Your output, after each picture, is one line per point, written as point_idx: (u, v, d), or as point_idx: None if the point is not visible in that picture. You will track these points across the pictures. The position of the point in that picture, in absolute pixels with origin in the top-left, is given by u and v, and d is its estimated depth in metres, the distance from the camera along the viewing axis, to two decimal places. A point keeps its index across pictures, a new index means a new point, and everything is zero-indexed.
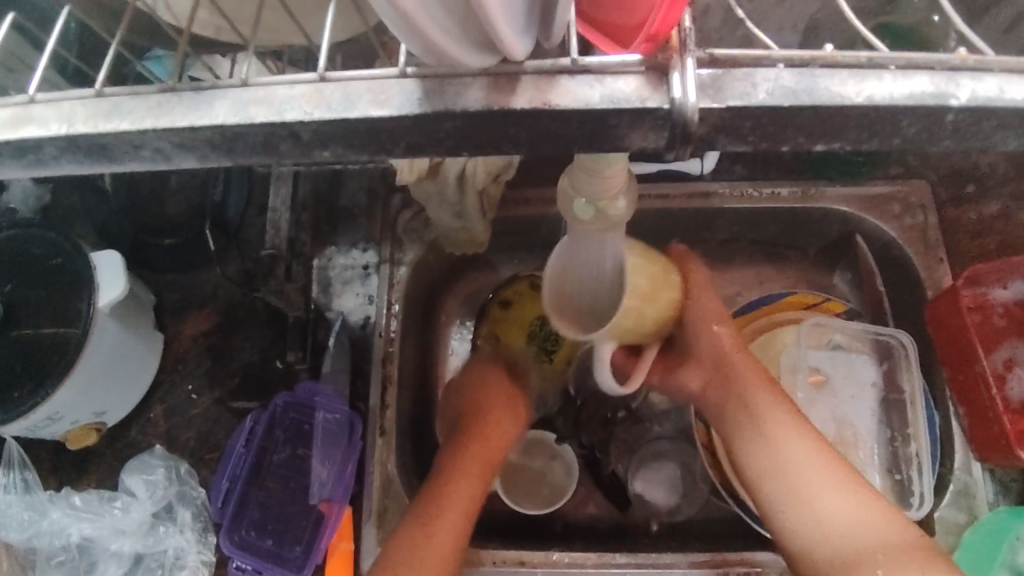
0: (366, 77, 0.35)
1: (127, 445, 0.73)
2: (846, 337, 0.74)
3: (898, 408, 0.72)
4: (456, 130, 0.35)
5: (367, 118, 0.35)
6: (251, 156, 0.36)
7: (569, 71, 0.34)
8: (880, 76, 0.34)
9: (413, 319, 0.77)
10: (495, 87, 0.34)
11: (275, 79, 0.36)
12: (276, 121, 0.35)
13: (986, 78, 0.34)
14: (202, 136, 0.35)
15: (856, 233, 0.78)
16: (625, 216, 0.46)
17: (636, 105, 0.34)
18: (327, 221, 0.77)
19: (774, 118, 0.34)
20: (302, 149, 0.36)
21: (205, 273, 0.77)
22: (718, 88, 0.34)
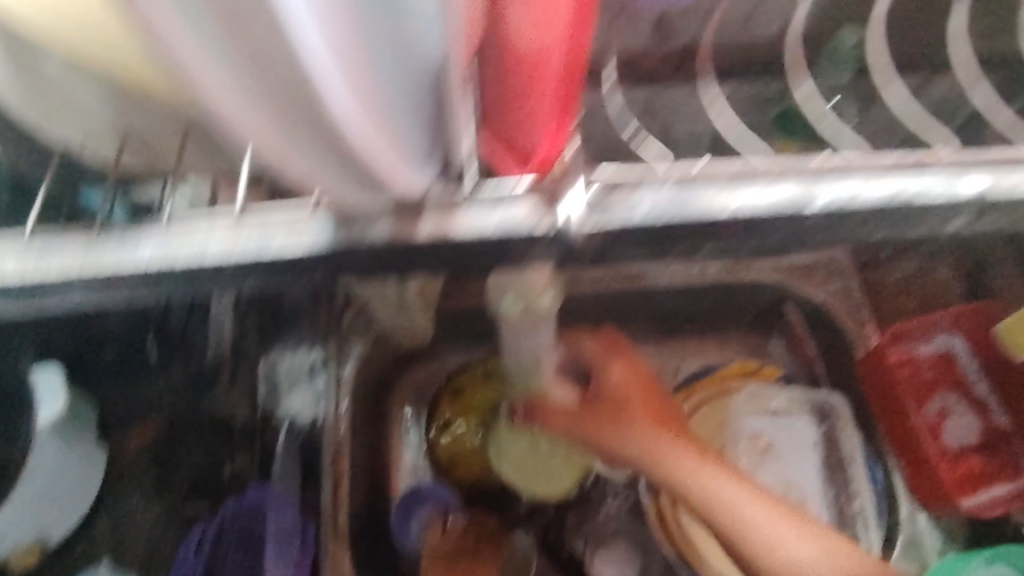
0: (276, 216, 0.43)
1: (72, 564, 0.70)
2: (784, 402, 0.79)
3: (839, 468, 0.76)
4: (365, 258, 0.43)
5: (276, 253, 0.42)
6: (178, 288, 0.44)
7: (466, 203, 0.43)
8: (749, 187, 0.43)
9: (364, 416, 0.78)
10: (400, 219, 0.42)
11: (193, 221, 0.44)
12: (198, 258, 0.43)
13: (841, 182, 0.43)
14: (132, 274, 0.43)
15: (785, 301, 0.81)
16: (551, 309, 0.51)
17: (526, 231, 0.42)
18: (274, 324, 0.71)
19: (661, 229, 0.43)
20: (224, 277, 0.43)
21: (145, 387, 0.71)
22: (608, 208, 0.42)
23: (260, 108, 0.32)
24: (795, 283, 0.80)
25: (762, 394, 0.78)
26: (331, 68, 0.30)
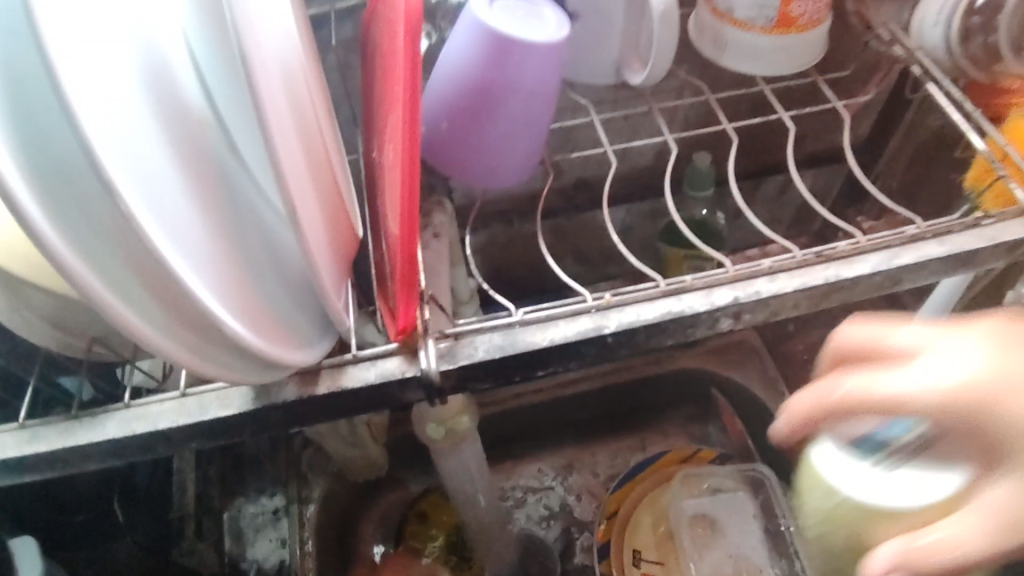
0: (216, 387, 0.44)
1: None
2: (719, 482, 0.83)
3: (779, 536, 0.81)
4: (284, 417, 0.44)
5: (217, 418, 0.43)
6: (138, 456, 0.44)
7: (353, 360, 0.45)
8: (557, 323, 0.46)
9: (331, 550, 0.80)
10: (303, 382, 0.44)
11: (149, 399, 0.44)
12: (151, 430, 0.43)
13: (654, 303, 0.46)
14: (98, 450, 0.42)
15: (712, 387, 0.90)
16: (471, 430, 0.56)
17: (399, 376, 0.44)
18: (236, 470, 0.82)
19: (510, 360, 0.44)
20: (176, 446, 0.44)
21: (114, 544, 0.69)
22: (452, 353, 0.44)
23: (170, 332, 0.37)
24: (715, 368, 0.89)
25: (697, 476, 0.83)
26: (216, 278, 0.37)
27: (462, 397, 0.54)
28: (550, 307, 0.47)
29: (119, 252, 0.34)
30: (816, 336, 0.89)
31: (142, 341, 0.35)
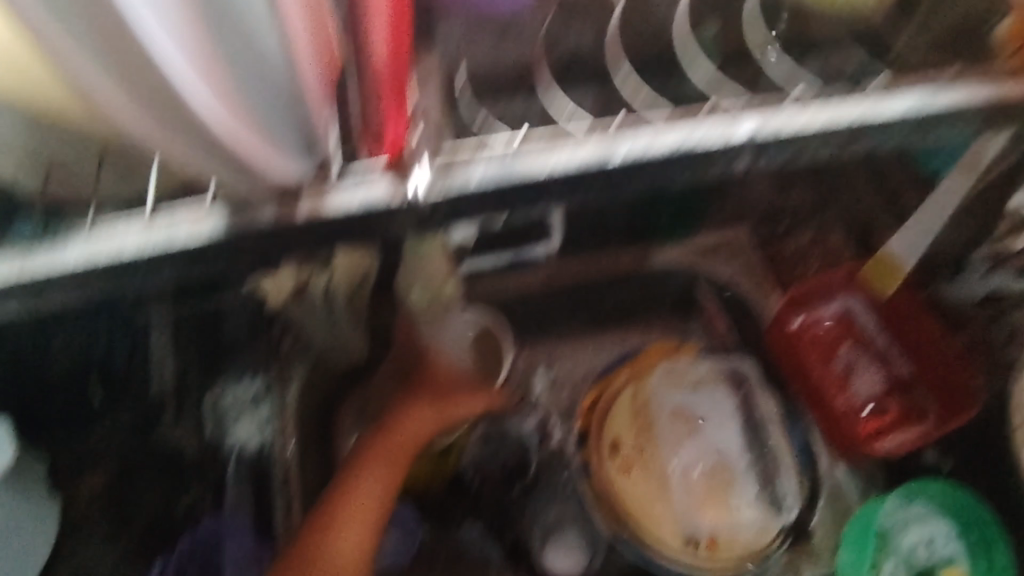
0: (180, 205, 0.44)
1: None
2: (699, 377, 0.82)
3: (759, 429, 0.80)
4: (257, 239, 0.44)
5: (185, 240, 0.44)
6: (102, 277, 0.44)
7: (336, 183, 0.45)
8: (561, 151, 0.47)
9: (309, 434, 0.81)
10: (282, 203, 0.44)
11: (111, 217, 0.44)
12: (126, 253, 0.43)
13: (664, 133, 0.47)
14: (69, 279, 0.44)
15: (698, 281, 0.88)
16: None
17: (385, 205, 0.45)
18: (213, 356, 0.78)
19: (499, 191, 0.46)
20: (144, 274, 0.44)
21: (98, 430, 0.76)
22: (446, 179, 0.45)
23: (137, 102, 0.34)
24: (701, 266, 0.88)
25: (677, 370, 0.82)
26: (194, 74, 0.33)
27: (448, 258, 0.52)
28: (547, 134, 0.48)
29: (95, 25, 0.30)
30: None
31: (98, 97, 0.33)
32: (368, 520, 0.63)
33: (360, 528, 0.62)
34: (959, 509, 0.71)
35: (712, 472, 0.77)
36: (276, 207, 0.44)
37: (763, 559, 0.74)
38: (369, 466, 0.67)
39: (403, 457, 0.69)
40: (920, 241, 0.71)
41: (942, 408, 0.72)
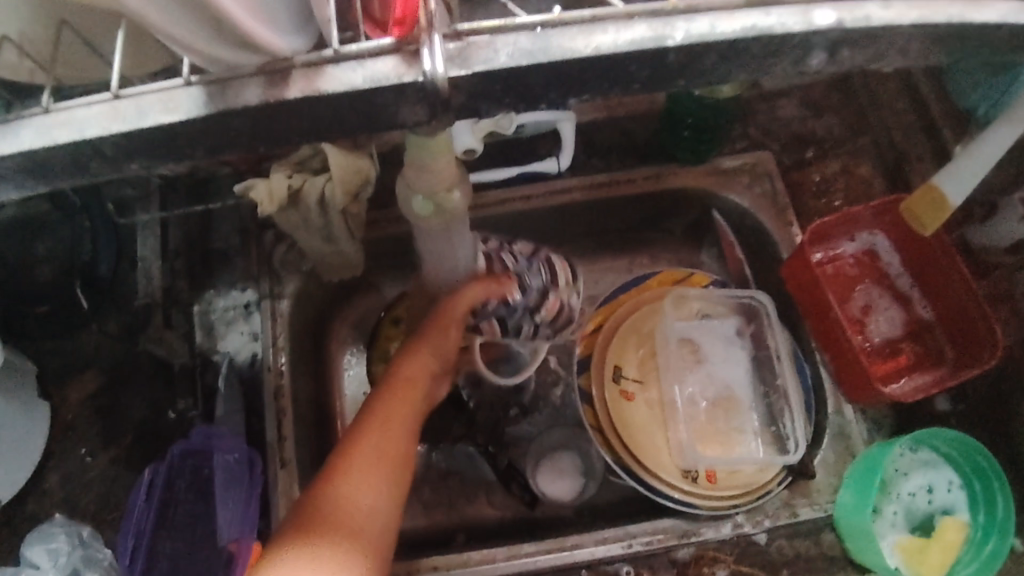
0: (154, 89, 0.35)
1: (26, 519, 0.70)
2: (709, 305, 0.79)
3: (767, 364, 0.77)
4: (245, 126, 0.35)
5: (159, 126, 0.34)
6: (68, 176, 0.36)
7: (333, 60, 0.35)
8: (605, 28, 0.35)
9: (302, 349, 0.78)
10: (270, 84, 0.35)
11: (73, 102, 0.35)
12: (77, 140, 0.34)
13: (737, 14, 0.36)
14: (14, 164, 0.35)
15: (712, 209, 0.83)
16: (461, 207, 0.51)
17: (393, 81, 0.34)
18: (203, 264, 0.77)
19: (519, 77, 0.35)
20: (111, 164, 0.36)
21: (83, 335, 0.76)
22: (464, 57, 0.34)
23: None
24: (721, 189, 0.81)
25: (686, 298, 0.78)
26: None
27: (456, 164, 0.48)
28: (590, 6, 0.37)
29: None
30: (834, 165, 0.83)
31: None
32: (383, 481, 0.57)
33: (374, 483, 0.57)
34: (966, 453, 0.69)
35: (717, 405, 0.76)
36: (262, 90, 0.34)
37: (762, 493, 0.71)
38: (382, 419, 0.61)
39: (410, 409, 0.64)
40: (969, 175, 0.64)
41: (958, 354, 0.72)
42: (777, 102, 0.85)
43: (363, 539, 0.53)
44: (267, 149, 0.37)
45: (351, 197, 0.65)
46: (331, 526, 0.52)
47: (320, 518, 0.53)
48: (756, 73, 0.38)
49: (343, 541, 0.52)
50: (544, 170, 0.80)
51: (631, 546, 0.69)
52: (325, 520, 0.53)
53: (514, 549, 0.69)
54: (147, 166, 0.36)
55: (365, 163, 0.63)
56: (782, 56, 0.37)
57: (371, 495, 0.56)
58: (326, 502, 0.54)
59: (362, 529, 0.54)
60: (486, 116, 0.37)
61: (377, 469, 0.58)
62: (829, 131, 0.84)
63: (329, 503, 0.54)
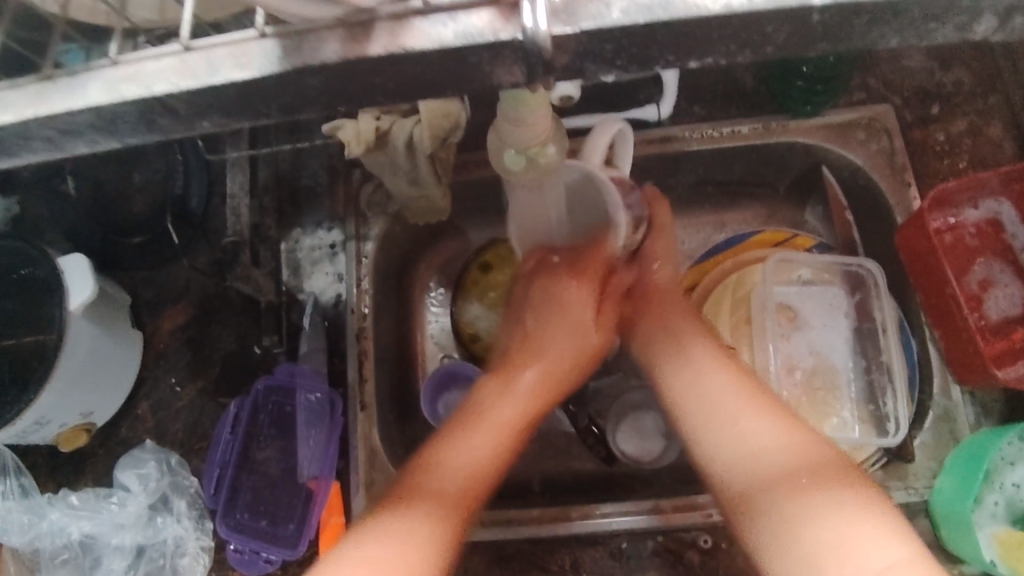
0: (225, 41, 0.33)
1: (119, 442, 0.75)
2: (813, 271, 0.76)
3: (871, 337, 0.74)
4: (322, 84, 0.33)
5: (231, 83, 0.33)
6: (137, 134, 0.35)
7: (422, 11, 0.32)
8: None
9: (386, 292, 0.77)
10: (351, 38, 0.32)
11: (141, 54, 0.34)
12: (147, 95, 0.33)
13: None
14: (83, 120, 0.34)
15: (822, 165, 0.78)
16: (556, 161, 0.49)
17: (488, 38, 0.31)
18: (292, 201, 0.78)
19: (633, 37, 0.32)
20: (183, 122, 0.35)
21: (176, 269, 0.78)
22: (571, 12, 0.31)
23: None
24: (830, 145, 0.75)
25: (789, 263, 0.76)
26: None
27: (551, 119, 0.44)
28: None
29: None
30: (961, 125, 0.77)
31: None
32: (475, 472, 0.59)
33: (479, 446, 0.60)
34: None
35: (814, 376, 0.73)
36: (342, 44, 0.32)
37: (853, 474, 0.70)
38: (487, 419, 0.62)
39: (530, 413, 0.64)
40: None
41: None
42: (903, 51, 0.78)
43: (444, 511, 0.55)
44: (347, 108, 0.35)
45: (439, 142, 0.62)
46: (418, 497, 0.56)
47: (415, 483, 0.57)
48: (916, 38, 0.34)
49: (419, 509, 0.55)
50: (642, 117, 0.76)
51: (710, 517, 0.66)
52: (411, 492, 0.56)
53: (588, 508, 0.67)
54: (218, 125, 0.35)
55: (456, 108, 0.60)
56: (946, 20, 0.32)
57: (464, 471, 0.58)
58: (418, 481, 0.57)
59: (453, 490, 0.57)
60: (592, 80, 0.34)
61: (469, 459, 0.59)
62: (958, 86, 0.78)
63: (422, 483, 0.57)
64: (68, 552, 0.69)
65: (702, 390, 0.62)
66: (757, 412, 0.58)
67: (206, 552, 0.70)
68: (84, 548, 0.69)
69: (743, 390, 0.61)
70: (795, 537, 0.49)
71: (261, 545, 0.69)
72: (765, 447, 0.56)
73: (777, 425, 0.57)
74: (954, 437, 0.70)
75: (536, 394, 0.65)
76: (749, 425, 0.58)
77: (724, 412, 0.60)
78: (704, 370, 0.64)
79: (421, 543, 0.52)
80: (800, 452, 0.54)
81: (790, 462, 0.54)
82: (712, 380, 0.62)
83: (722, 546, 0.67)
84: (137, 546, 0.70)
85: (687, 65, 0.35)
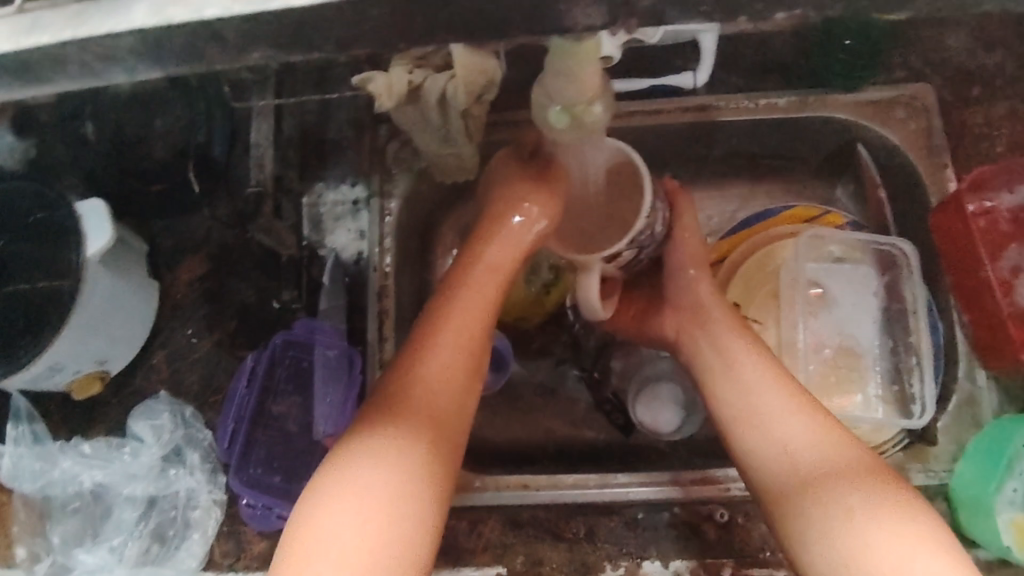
0: None
1: (133, 391, 0.75)
2: (845, 248, 0.74)
3: (900, 318, 0.72)
4: (384, 19, 0.32)
5: (289, 9, 0.31)
6: (178, 64, 0.34)
7: None
8: None
9: (408, 251, 0.76)
10: None
11: None
12: (195, 20, 0.31)
13: None
14: (124, 44, 0.32)
15: (857, 142, 0.76)
16: (601, 122, 0.46)
17: None
18: (316, 154, 0.77)
19: None
20: (229, 53, 0.33)
21: (196, 218, 0.77)
22: None
23: None
24: (868, 121, 0.73)
25: (822, 239, 0.74)
26: None
27: (601, 76, 0.43)
28: None
29: None
30: (1001, 109, 0.75)
31: None
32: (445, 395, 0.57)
33: (439, 373, 0.57)
34: None
35: (837, 357, 0.72)
36: None
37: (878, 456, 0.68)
38: (443, 342, 0.59)
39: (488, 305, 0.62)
40: None
41: None
42: (947, 29, 0.76)
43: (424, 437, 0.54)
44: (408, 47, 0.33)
45: (473, 99, 0.60)
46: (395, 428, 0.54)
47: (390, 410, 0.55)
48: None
49: (406, 443, 0.53)
50: (680, 85, 0.74)
51: (729, 489, 0.66)
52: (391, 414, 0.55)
53: (607, 477, 0.67)
54: (266, 58, 0.34)
55: (493, 64, 0.58)
56: None
57: (438, 399, 0.56)
58: (392, 404, 0.55)
59: (426, 422, 0.55)
60: (674, 27, 0.32)
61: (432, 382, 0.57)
62: (1001, 68, 0.75)
63: (399, 409, 0.55)
64: (79, 502, 0.70)
65: (742, 388, 0.60)
66: (799, 408, 0.57)
67: (217, 506, 0.70)
68: (95, 497, 0.70)
69: (786, 389, 0.58)
70: (832, 542, 0.50)
71: (273, 501, 0.69)
72: (808, 449, 0.54)
73: (824, 429, 0.55)
74: (977, 421, 0.68)
75: (477, 316, 0.61)
76: (781, 421, 0.56)
77: (767, 415, 0.57)
78: (743, 368, 0.61)
79: (403, 476, 0.51)
80: (839, 457, 0.53)
81: (841, 466, 0.53)
82: (752, 380, 0.60)
83: (740, 521, 0.65)
84: (149, 497, 0.70)
85: (771, 18, 0.33)
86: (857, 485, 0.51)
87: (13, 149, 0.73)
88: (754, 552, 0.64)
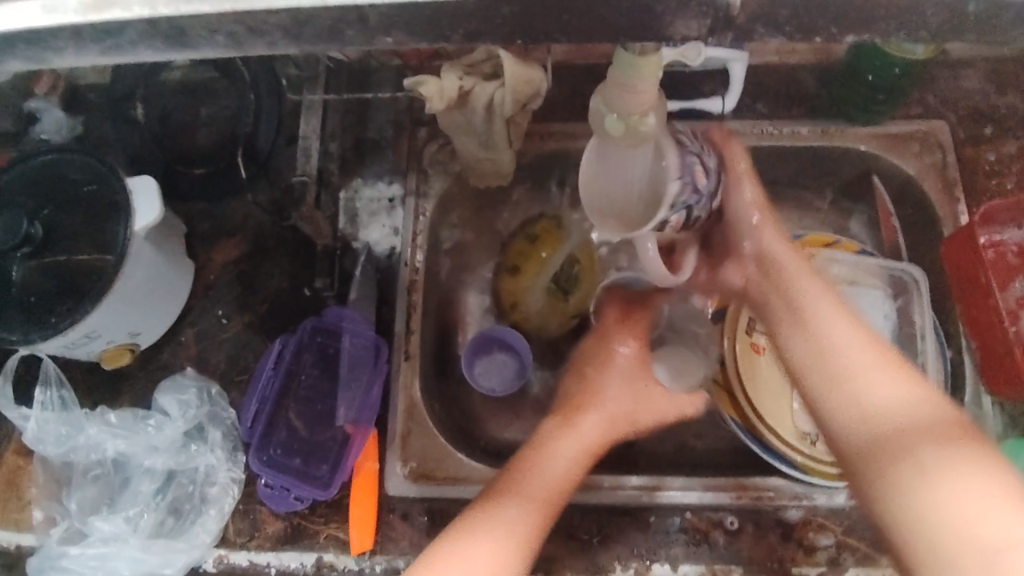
0: None
1: (159, 366, 0.77)
2: (861, 273, 0.77)
3: (910, 341, 0.74)
4: (512, 16, 0.35)
5: (435, 0, 0.34)
6: (319, 41, 0.37)
7: None
8: None
9: (437, 252, 0.79)
10: None
11: None
12: (349, 3, 0.34)
13: None
14: (277, 19, 0.35)
15: (873, 173, 0.79)
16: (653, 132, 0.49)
17: None
18: (356, 152, 0.79)
19: (809, 6, 0.34)
20: (368, 34, 0.36)
21: (235, 203, 0.80)
22: None
23: None
24: (886, 153, 0.77)
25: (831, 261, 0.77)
26: None
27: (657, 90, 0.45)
28: None
29: None
30: (1012, 147, 0.77)
31: None
32: (565, 472, 0.60)
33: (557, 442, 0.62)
34: None
35: None
36: None
37: None
38: (557, 428, 0.63)
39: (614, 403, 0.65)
40: None
41: None
42: (961, 71, 0.79)
43: (530, 498, 0.57)
44: (524, 42, 0.37)
45: (518, 107, 0.64)
46: (510, 487, 0.58)
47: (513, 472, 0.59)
48: None
49: (520, 498, 0.57)
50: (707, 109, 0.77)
51: (739, 497, 0.68)
52: (503, 499, 0.57)
53: (620, 480, 0.70)
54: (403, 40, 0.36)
55: (539, 74, 0.62)
56: None
57: (553, 458, 0.60)
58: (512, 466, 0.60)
59: (543, 479, 0.59)
60: (758, 42, 0.35)
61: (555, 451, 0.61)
62: (1012, 110, 0.78)
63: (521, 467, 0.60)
64: (100, 469, 0.72)
65: (810, 342, 0.54)
66: (883, 363, 0.50)
67: (235, 484, 0.72)
68: (116, 466, 0.72)
69: (857, 331, 0.53)
70: (910, 498, 0.43)
71: (291, 483, 0.70)
72: (889, 404, 0.48)
73: (901, 375, 0.50)
74: None
75: (598, 405, 0.64)
76: (864, 379, 0.50)
77: (834, 364, 0.52)
78: (814, 317, 0.55)
79: (511, 529, 0.55)
80: (925, 414, 0.47)
81: (914, 421, 0.47)
82: (822, 327, 0.54)
83: (749, 529, 0.68)
84: (168, 470, 0.72)
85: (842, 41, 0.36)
86: (934, 436, 0.45)
87: (61, 124, 0.79)
88: (761, 559, 0.67)
